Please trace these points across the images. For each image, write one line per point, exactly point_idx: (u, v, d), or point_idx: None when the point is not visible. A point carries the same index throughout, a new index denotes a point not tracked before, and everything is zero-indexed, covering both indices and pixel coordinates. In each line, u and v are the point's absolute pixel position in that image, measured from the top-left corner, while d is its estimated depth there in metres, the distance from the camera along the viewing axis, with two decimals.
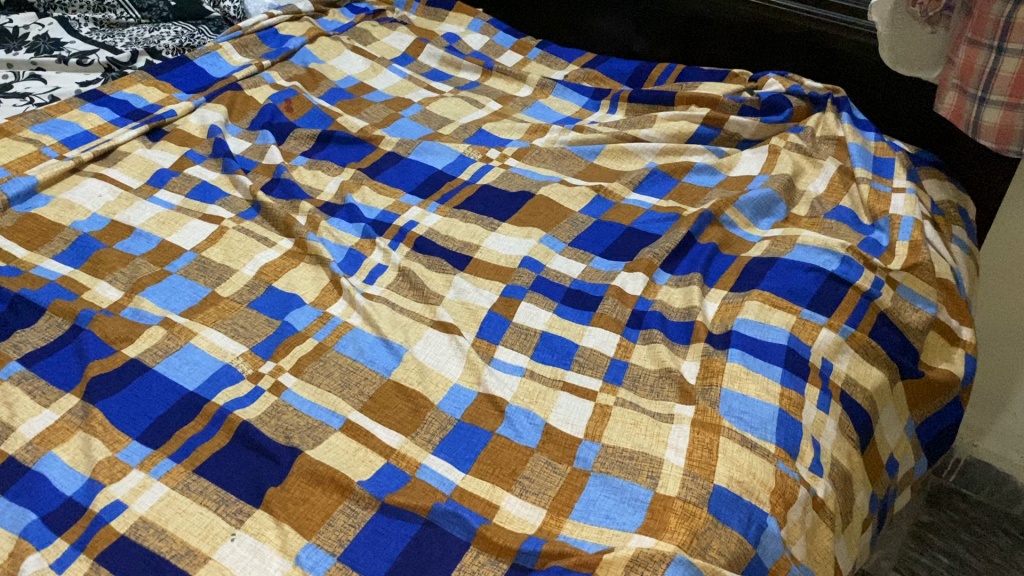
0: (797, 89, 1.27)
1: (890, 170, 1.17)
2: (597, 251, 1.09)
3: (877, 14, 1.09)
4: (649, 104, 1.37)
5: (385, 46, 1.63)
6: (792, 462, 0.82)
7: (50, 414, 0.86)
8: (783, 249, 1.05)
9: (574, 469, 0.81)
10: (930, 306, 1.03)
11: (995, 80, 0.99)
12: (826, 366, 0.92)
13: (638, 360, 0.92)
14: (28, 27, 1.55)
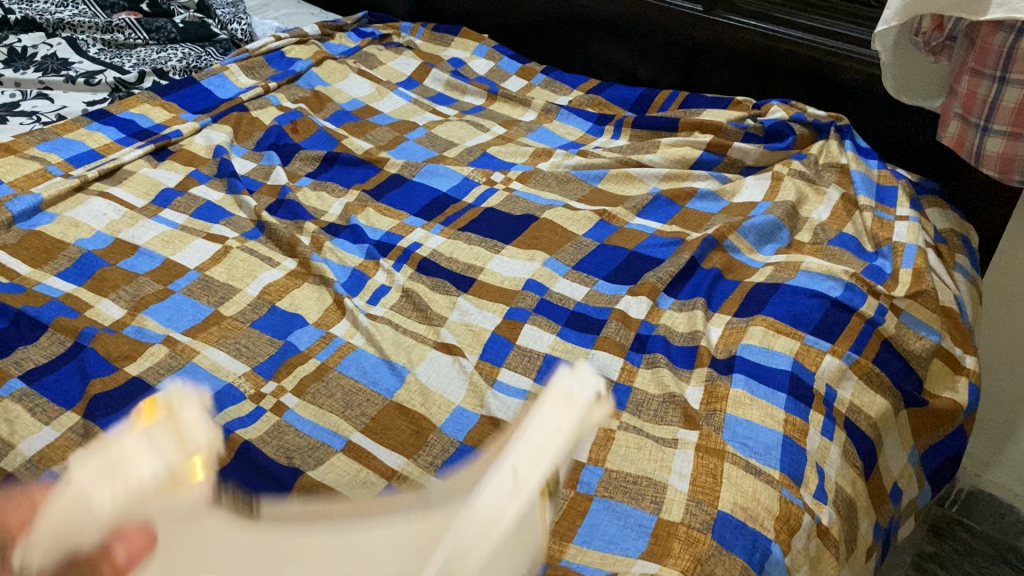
0: (800, 116, 1.28)
1: (893, 198, 1.17)
2: (601, 274, 1.09)
3: (881, 41, 1.07)
4: (653, 130, 1.38)
5: (390, 69, 1.64)
6: (796, 489, 0.81)
7: (50, 431, 0.85)
8: (786, 275, 1.05)
9: (577, 493, 0.80)
10: (934, 334, 1.02)
11: (998, 111, 1.00)
12: (830, 393, 0.92)
13: (642, 384, 0.92)
14: (36, 46, 1.56)
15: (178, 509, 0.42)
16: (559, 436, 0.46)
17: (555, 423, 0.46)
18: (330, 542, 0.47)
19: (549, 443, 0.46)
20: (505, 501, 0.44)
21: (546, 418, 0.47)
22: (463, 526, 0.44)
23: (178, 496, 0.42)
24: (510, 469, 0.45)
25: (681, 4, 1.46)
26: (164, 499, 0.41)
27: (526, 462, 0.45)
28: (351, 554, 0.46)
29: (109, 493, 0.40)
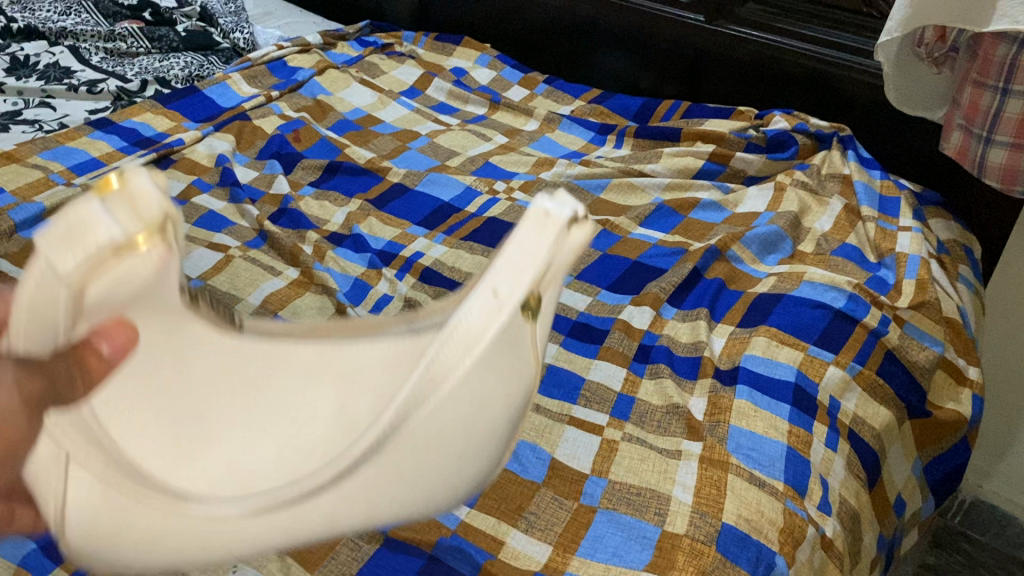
0: (803, 127, 1.29)
1: (896, 208, 1.17)
2: (603, 284, 1.10)
3: (883, 53, 1.07)
4: (655, 140, 1.38)
5: (392, 79, 1.65)
6: (800, 501, 0.80)
7: None
8: (789, 286, 1.05)
9: (580, 505, 0.80)
10: (937, 345, 1.02)
11: (1000, 122, 1.00)
12: (833, 404, 0.92)
13: (645, 395, 0.92)
14: (39, 55, 1.57)
15: (159, 301, 0.36)
16: (542, 258, 0.37)
17: (538, 248, 0.38)
18: (314, 360, 0.47)
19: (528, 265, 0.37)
20: (491, 319, 0.37)
21: (517, 240, 0.38)
22: (437, 355, 0.37)
23: (137, 265, 0.32)
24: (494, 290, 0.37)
25: (683, 14, 1.46)
26: (122, 262, 0.32)
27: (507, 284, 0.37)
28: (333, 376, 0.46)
29: (75, 252, 0.30)
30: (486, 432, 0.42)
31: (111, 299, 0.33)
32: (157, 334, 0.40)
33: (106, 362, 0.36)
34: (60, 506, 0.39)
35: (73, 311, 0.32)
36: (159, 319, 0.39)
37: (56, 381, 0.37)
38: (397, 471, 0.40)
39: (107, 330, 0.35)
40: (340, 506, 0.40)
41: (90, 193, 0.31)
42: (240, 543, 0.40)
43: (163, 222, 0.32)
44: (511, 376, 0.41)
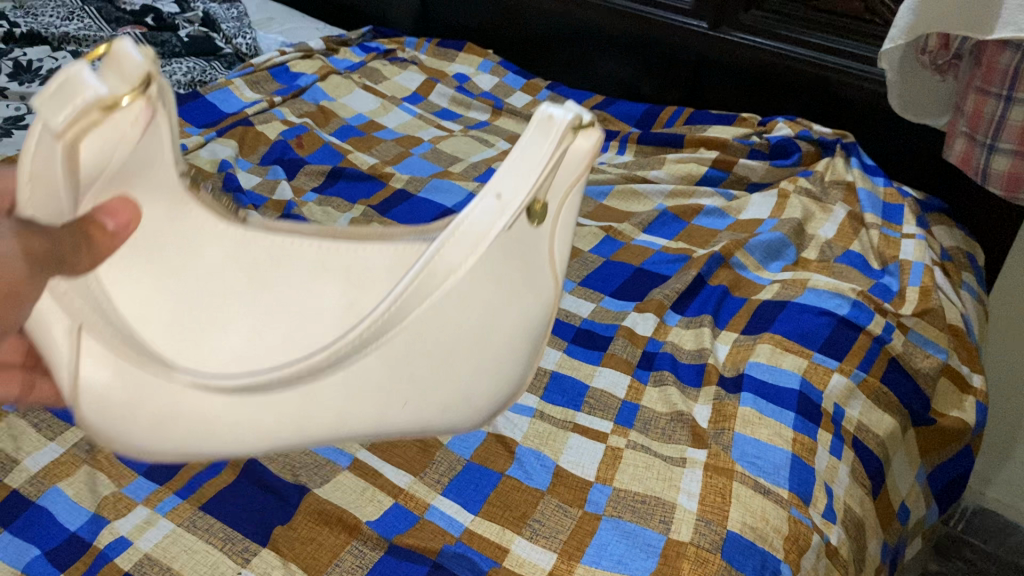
0: (806, 134, 1.29)
1: (900, 215, 1.17)
2: (607, 290, 1.10)
3: (887, 60, 1.07)
4: (659, 146, 1.38)
5: (394, 84, 1.65)
6: (805, 509, 0.80)
7: (56, 447, 0.84)
8: (793, 293, 1.05)
9: (585, 512, 0.79)
10: (941, 352, 1.02)
11: (1004, 129, 1.00)
12: (838, 411, 0.91)
13: (650, 402, 0.92)
14: (42, 60, 1.57)
15: (156, 182, 0.49)
16: (542, 163, 0.48)
17: (541, 146, 0.48)
18: (319, 255, 0.57)
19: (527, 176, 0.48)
20: (494, 218, 0.47)
21: (525, 146, 0.48)
22: (441, 253, 0.48)
23: (121, 118, 0.42)
24: (497, 191, 0.48)
25: (685, 20, 1.46)
26: (111, 119, 0.42)
27: (510, 188, 0.48)
28: (336, 271, 0.57)
29: (64, 110, 0.39)
30: (503, 337, 0.57)
31: (105, 160, 0.44)
32: (163, 215, 0.51)
33: (111, 238, 0.46)
34: (74, 368, 0.51)
35: (67, 163, 0.42)
36: (158, 201, 0.50)
37: (62, 253, 0.45)
38: (403, 364, 0.54)
39: (111, 208, 0.46)
40: (352, 397, 0.55)
41: (78, 61, 0.39)
42: (233, 431, 0.54)
43: (145, 81, 0.41)
44: (520, 279, 0.55)
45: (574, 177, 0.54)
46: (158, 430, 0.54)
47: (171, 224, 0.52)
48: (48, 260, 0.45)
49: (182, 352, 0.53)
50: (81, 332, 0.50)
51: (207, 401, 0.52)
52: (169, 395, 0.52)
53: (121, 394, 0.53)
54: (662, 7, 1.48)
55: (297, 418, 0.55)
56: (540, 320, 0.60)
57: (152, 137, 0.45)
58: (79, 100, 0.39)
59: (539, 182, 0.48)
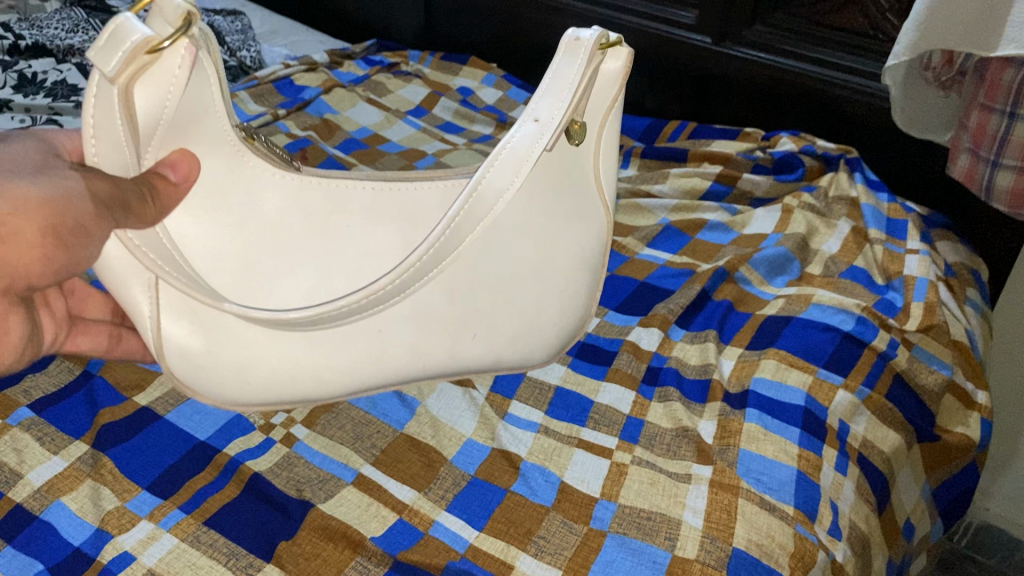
0: (810, 149, 1.30)
1: (903, 231, 1.17)
2: (611, 305, 1.10)
3: (890, 76, 1.07)
4: (662, 161, 1.38)
5: (399, 98, 1.66)
6: (811, 525, 0.80)
7: (59, 461, 0.84)
8: (798, 308, 1.05)
9: (590, 529, 0.79)
10: (946, 368, 1.02)
11: (1007, 145, 1.00)
12: (843, 428, 0.91)
13: (654, 418, 0.92)
14: (46, 73, 1.58)
15: (207, 131, 0.64)
16: (574, 82, 0.62)
17: (572, 68, 0.63)
18: (372, 198, 0.72)
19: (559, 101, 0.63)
20: (536, 136, 0.62)
21: (560, 73, 0.63)
22: (487, 180, 0.61)
23: (167, 61, 0.58)
24: (534, 116, 0.63)
25: (689, 34, 1.46)
26: (160, 61, 0.58)
27: (544, 112, 0.63)
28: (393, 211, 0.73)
29: (116, 57, 0.53)
30: (557, 261, 0.74)
31: (158, 110, 0.60)
32: (222, 168, 0.67)
33: (173, 186, 0.62)
34: (157, 321, 0.65)
35: (126, 104, 0.57)
36: (218, 155, 0.66)
37: (129, 198, 0.58)
38: (463, 294, 0.71)
39: (173, 163, 0.62)
40: (420, 329, 0.71)
41: (126, 18, 0.54)
42: (323, 369, 0.70)
43: (185, 20, 0.57)
44: (562, 202, 0.72)
45: (609, 96, 0.70)
46: (241, 375, 0.68)
47: (234, 177, 0.68)
48: (116, 203, 0.58)
49: (261, 284, 0.71)
50: (157, 285, 0.64)
51: (292, 342, 0.67)
52: (246, 339, 0.66)
53: (206, 341, 0.67)
54: (666, 22, 1.48)
55: (376, 353, 0.71)
56: (592, 245, 0.77)
57: (198, 81, 0.61)
58: (128, 41, 0.53)
59: (573, 100, 0.62)
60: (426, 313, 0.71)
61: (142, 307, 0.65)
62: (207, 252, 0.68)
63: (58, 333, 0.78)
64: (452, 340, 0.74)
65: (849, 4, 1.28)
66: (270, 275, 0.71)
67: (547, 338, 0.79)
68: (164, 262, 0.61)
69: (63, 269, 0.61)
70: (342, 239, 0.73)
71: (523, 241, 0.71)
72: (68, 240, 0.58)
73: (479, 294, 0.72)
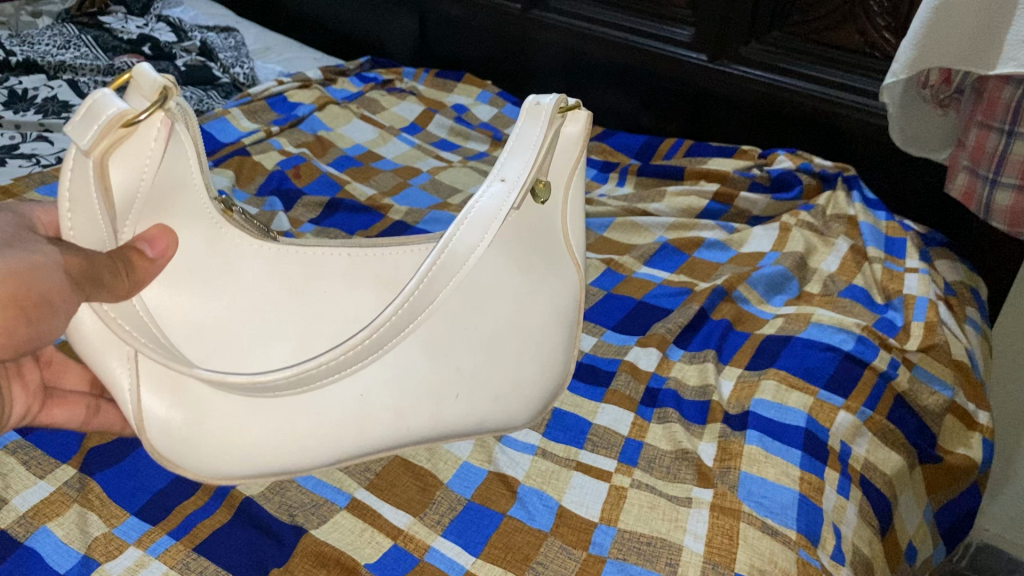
0: (807, 167, 1.29)
1: (902, 250, 1.17)
2: (609, 324, 1.08)
3: (889, 94, 1.06)
4: (658, 178, 1.38)
5: (393, 115, 1.65)
6: (814, 550, 0.78)
7: (46, 485, 0.82)
8: (797, 327, 1.04)
9: (589, 555, 0.77)
10: (948, 389, 1.00)
11: (1006, 163, 0.99)
12: (844, 449, 0.90)
13: (654, 440, 0.90)
14: (37, 89, 1.57)
15: (191, 206, 0.66)
16: (538, 142, 0.65)
17: (534, 131, 0.66)
18: (349, 264, 0.71)
19: (526, 159, 0.65)
20: (503, 194, 0.63)
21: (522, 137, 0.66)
22: (459, 233, 0.62)
23: (143, 132, 0.60)
24: (502, 176, 0.65)
25: (684, 52, 1.46)
26: (137, 134, 0.60)
27: (512, 172, 0.64)
28: (370, 277, 0.71)
29: (91, 128, 0.56)
30: (532, 321, 0.73)
31: (132, 186, 0.62)
32: (201, 241, 0.67)
33: (150, 261, 0.62)
34: (137, 395, 0.65)
35: (101, 178, 0.59)
36: (197, 226, 0.66)
37: (101, 272, 0.58)
38: (447, 350, 0.69)
39: (152, 240, 0.62)
40: (404, 392, 0.68)
41: (102, 93, 0.57)
42: (303, 439, 0.67)
43: (162, 95, 0.59)
44: (531, 260, 0.72)
45: (571, 156, 0.73)
46: (223, 448, 0.66)
47: (213, 251, 0.67)
48: (86, 279, 0.58)
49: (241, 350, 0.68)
50: (137, 358, 0.65)
51: (271, 413, 0.65)
52: (223, 416, 0.65)
53: (185, 413, 0.65)
54: (662, 40, 1.48)
55: (357, 422, 0.68)
56: (568, 303, 0.76)
57: (176, 155, 0.63)
58: (103, 115, 0.56)
59: (536, 159, 0.65)
60: (405, 379, 0.68)
61: (124, 382, 0.65)
62: (188, 320, 0.67)
63: (29, 406, 0.76)
64: (437, 405, 0.71)
65: (844, 22, 1.28)
66: (251, 343, 0.69)
67: (533, 401, 0.78)
68: (140, 335, 0.60)
69: (27, 344, 0.59)
70: (319, 308, 0.71)
71: (501, 298, 0.70)
72: (32, 315, 0.57)
73: (465, 353, 0.70)
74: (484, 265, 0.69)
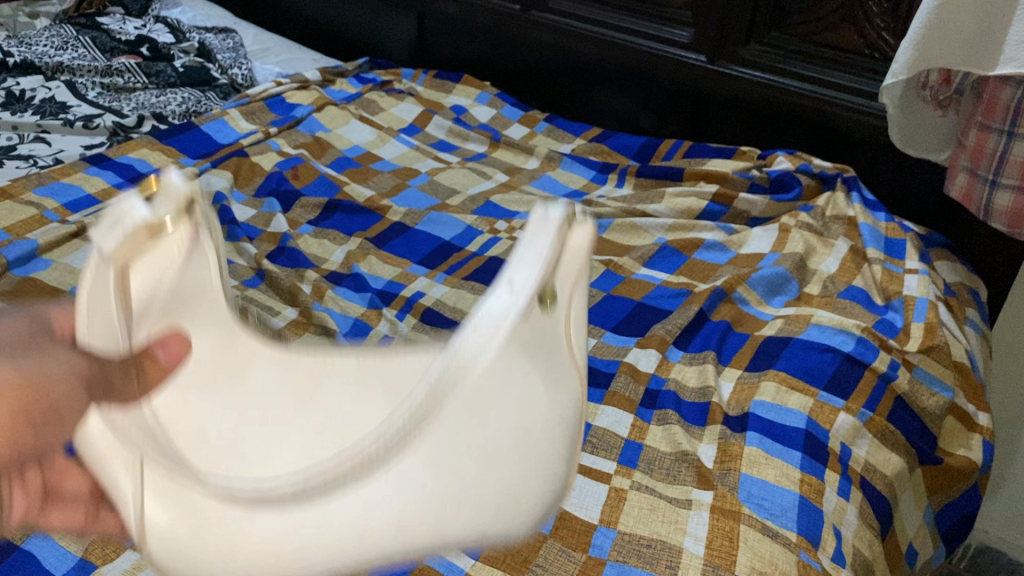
0: (807, 167, 1.29)
1: (902, 251, 1.17)
2: (608, 325, 1.08)
3: (888, 95, 1.06)
4: (657, 179, 1.37)
5: (392, 116, 1.64)
6: (814, 552, 0.77)
7: None
8: (797, 329, 1.03)
9: (589, 557, 0.77)
10: (948, 390, 1.00)
11: (1006, 164, 0.99)
12: (845, 451, 0.89)
13: (653, 442, 0.90)
14: (35, 90, 1.56)
15: (209, 311, 0.59)
16: (546, 250, 0.44)
17: (541, 243, 0.45)
18: (359, 370, 0.60)
19: (531, 267, 0.44)
20: (508, 308, 0.43)
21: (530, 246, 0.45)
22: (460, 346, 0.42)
23: (168, 244, 0.49)
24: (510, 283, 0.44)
25: (684, 53, 1.45)
26: (161, 244, 0.48)
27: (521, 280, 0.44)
28: (374, 377, 0.59)
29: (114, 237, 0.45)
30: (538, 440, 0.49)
31: (157, 293, 0.50)
32: (217, 349, 0.61)
33: (161, 366, 0.49)
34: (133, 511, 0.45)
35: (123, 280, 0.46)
36: (210, 334, 0.60)
37: (111, 376, 0.45)
38: (450, 462, 0.47)
39: (164, 341, 0.50)
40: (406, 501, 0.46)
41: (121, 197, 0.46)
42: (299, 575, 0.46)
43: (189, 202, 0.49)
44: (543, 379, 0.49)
45: (578, 270, 0.48)
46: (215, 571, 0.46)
47: (229, 355, 0.62)
48: (99, 386, 0.45)
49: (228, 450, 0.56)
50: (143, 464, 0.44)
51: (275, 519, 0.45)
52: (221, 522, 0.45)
53: (189, 521, 0.45)
54: (661, 40, 1.48)
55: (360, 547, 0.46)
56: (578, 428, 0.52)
57: (206, 265, 0.55)
58: (128, 222, 0.45)
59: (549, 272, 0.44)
60: (413, 476, 0.46)
61: (124, 491, 0.45)
62: (190, 426, 0.55)
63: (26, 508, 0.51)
64: (432, 526, 0.47)
65: (843, 23, 1.27)
66: (235, 445, 0.56)
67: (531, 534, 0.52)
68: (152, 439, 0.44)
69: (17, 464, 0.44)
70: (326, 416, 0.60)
71: (501, 415, 0.48)
72: (37, 423, 0.43)
73: (459, 478, 0.47)
74: (495, 376, 0.45)
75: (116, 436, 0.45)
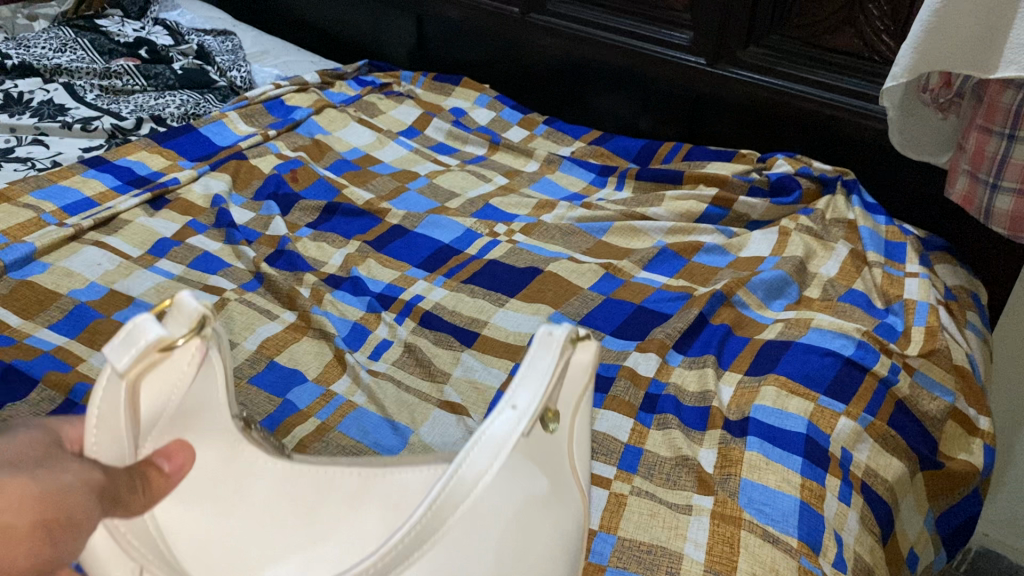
0: (807, 170, 1.28)
1: (902, 254, 1.16)
2: (608, 329, 1.08)
3: (888, 97, 1.06)
4: (657, 183, 1.37)
5: (391, 118, 1.64)
6: (816, 558, 0.77)
7: None
8: (798, 333, 1.03)
9: (589, 563, 0.76)
10: (948, 394, 0.99)
11: (1007, 167, 0.99)
12: (845, 456, 0.89)
13: (653, 446, 0.90)
14: (33, 92, 1.56)
15: (207, 423, 0.49)
16: (548, 373, 0.45)
17: (546, 358, 0.45)
18: (361, 482, 0.53)
19: (533, 390, 0.45)
20: (512, 426, 0.44)
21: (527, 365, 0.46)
22: (466, 460, 0.43)
23: (177, 363, 0.42)
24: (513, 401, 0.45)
25: (684, 56, 1.45)
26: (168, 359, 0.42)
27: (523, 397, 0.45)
28: (375, 499, 0.53)
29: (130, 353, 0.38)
30: (536, 551, 0.51)
31: (159, 409, 0.44)
32: (217, 461, 0.50)
33: (166, 477, 0.45)
34: None
35: (134, 394, 0.42)
36: (213, 444, 0.50)
37: (119, 488, 0.43)
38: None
39: (167, 450, 0.46)
40: None
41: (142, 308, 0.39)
42: None
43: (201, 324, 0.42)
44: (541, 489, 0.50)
45: (579, 388, 0.51)
46: None
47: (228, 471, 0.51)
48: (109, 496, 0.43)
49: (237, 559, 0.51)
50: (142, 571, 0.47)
51: None
52: None
53: None
54: (661, 43, 1.47)
55: None
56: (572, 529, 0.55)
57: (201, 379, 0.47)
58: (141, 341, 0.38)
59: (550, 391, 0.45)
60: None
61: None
62: (198, 535, 0.50)
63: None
64: None
65: (843, 25, 1.27)
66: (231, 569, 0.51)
67: None
68: (149, 551, 0.47)
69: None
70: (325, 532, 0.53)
71: (505, 528, 0.48)
72: (59, 536, 0.42)
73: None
74: (497, 487, 0.45)
75: (120, 549, 0.46)
